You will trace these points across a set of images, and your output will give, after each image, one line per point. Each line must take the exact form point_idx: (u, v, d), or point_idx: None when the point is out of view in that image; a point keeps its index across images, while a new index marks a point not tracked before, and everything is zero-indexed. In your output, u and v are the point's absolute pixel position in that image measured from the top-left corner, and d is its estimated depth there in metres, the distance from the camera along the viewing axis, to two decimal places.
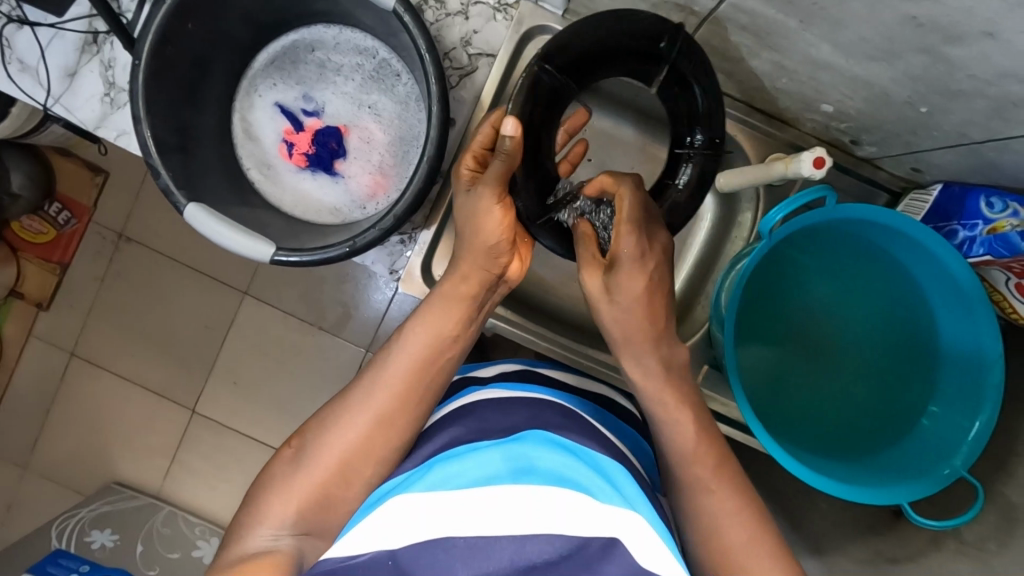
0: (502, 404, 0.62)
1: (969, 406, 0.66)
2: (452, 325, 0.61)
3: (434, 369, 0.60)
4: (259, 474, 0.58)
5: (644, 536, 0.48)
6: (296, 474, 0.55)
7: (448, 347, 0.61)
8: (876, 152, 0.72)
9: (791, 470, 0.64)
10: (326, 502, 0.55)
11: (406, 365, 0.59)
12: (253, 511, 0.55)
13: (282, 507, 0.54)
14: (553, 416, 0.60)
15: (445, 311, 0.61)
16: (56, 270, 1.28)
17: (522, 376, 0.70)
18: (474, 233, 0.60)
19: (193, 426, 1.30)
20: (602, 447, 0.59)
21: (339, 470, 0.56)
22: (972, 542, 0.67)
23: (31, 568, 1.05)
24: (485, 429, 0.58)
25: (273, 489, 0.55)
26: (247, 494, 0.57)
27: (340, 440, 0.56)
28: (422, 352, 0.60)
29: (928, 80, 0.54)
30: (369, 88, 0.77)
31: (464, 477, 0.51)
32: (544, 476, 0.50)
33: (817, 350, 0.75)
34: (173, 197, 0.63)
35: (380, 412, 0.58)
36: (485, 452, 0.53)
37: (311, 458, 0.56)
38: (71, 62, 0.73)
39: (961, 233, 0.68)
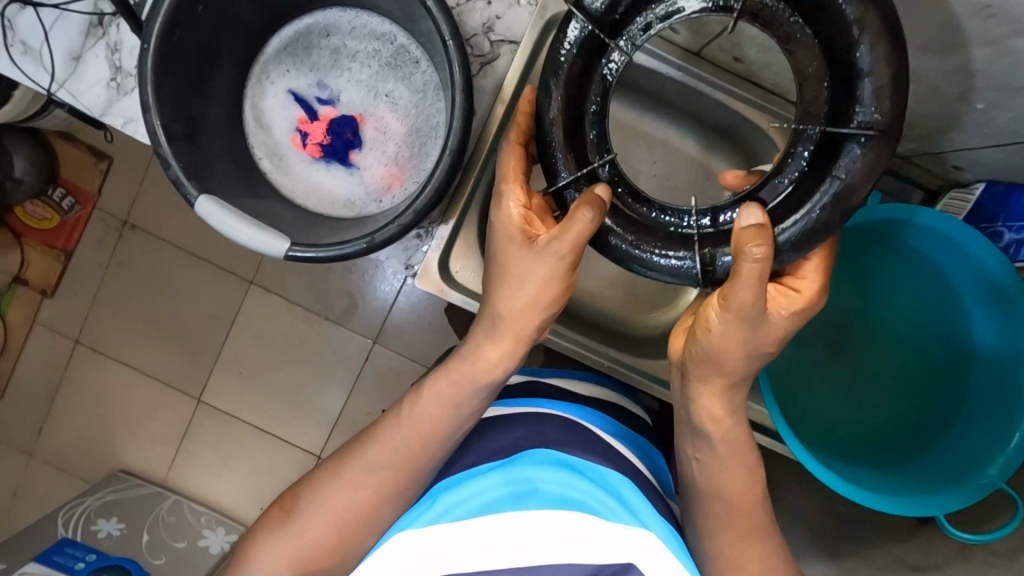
0: (503, 423, 0.62)
1: (1010, 412, 0.62)
2: (453, 393, 0.58)
3: (440, 440, 0.58)
4: (248, 529, 0.58)
5: (658, 559, 0.48)
6: (285, 539, 0.55)
7: (451, 415, 0.58)
8: (915, 149, 0.69)
9: (818, 477, 0.62)
10: (316, 572, 0.55)
11: (411, 440, 0.57)
12: (245, 564, 0.55)
13: (269, 572, 0.54)
14: (556, 431, 0.58)
15: (458, 385, 0.58)
16: (60, 256, 1.26)
17: (529, 387, 0.68)
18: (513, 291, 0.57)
19: (198, 415, 1.28)
20: (611, 462, 0.57)
21: (333, 538, 0.55)
22: (1005, 554, 0.65)
23: (37, 557, 1.04)
24: (489, 449, 0.58)
25: (262, 546, 0.55)
26: (239, 543, 0.58)
27: (326, 508, 0.55)
28: (431, 427, 0.58)
29: (989, 75, 0.52)
30: (385, 75, 0.74)
31: (466, 505, 0.51)
32: (544, 499, 0.50)
33: (845, 355, 0.73)
34: (182, 189, 0.60)
35: (379, 490, 0.56)
36: (485, 478, 0.53)
37: (299, 526, 0.55)
38: (75, 45, 0.70)
39: (1006, 236, 0.64)
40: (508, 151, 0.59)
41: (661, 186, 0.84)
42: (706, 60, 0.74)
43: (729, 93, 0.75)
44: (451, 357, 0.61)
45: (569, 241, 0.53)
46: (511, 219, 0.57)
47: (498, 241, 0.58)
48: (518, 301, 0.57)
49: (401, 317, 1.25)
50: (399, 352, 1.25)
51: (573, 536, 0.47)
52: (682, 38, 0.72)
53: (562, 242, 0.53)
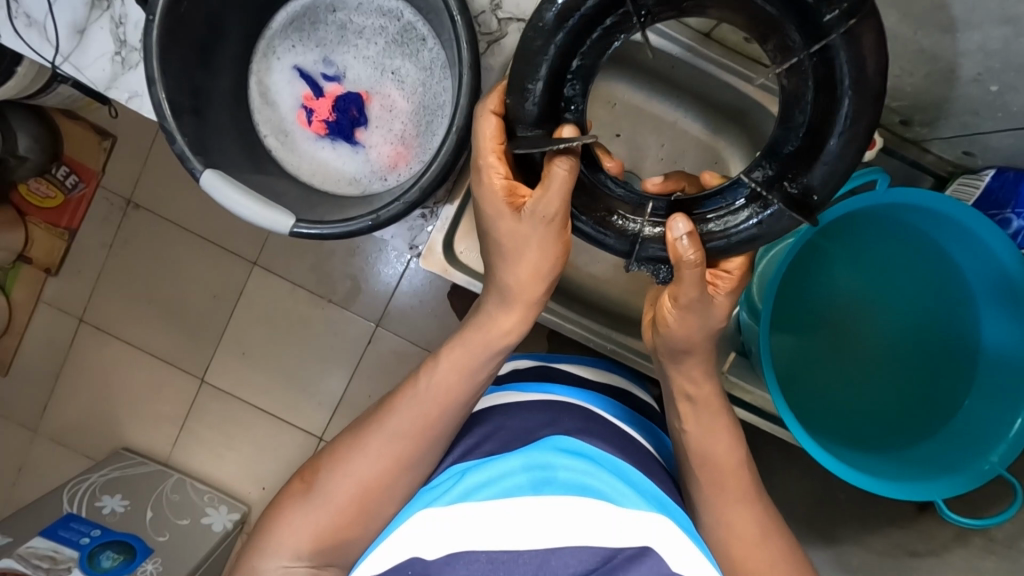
0: (519, 408, 0.61)
1: (1013, 398, 0.63)
2: (471, 360, 0.59)
3: (460, 406, 0.59)
4: (268, 505, 0.59)
5: (673, 544, 0.48)
6: (310, 507, 0.55)
7: (462, 384, 0.59)
8: (926, 134, 0.69)
9: (821, 463, 0.62)
10: (339, 540, 0.55)
11: (431, 407, 0.58)
12: (269, 532, 0.56)
13: (293, 538, 0.54)
14: (573, 419, 0.58)
15: (474, 351, 0.59)
16: (64, 235, 1.26)
17: (539, 371, 0.69)
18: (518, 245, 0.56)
19: (201, 395, 1.29)
20: (626, 451, 0.57)
21: (356, 505, 0.55)
22: (1003, 540, 0.65)
23: (43, 532, 1.06)
24: (509, 431, 0.58)
25: (285, 515, 0.56)
26: (261, 514, 0.58)
27: (346, 482, 0.56)
28: (449, 392, 0.58)
29: (1007, 55, 0.51)
30: (392, 52, 0.73)
31: (486, 489, 0.50)
32: (562, 488, 0.49)
33: (848, 341, 0.73)
34: (188, 163, 0.60)
35: (401, 458, 0.56)
36: (505, 461, 0.52)
37: (325, 493, 0.56)
38: (80, 18, 0.70)
39: (1015, 222, 0.64)
40: (485, 121, 0.54)
41: (667, 170, 0.83)
42: (716, 41, 0.74)
43: (738, 75, 0.74)
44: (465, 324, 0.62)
45: (558, 206, 0.52)
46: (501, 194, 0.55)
47: (485, 215, 0.57)
48: (523, 271, 0.57)
49: (403, 301, 1.25)
50: (401, 336, 1.25)
51: (591, 521, 0.47)
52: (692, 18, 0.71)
53: (548, 206, 0.52)
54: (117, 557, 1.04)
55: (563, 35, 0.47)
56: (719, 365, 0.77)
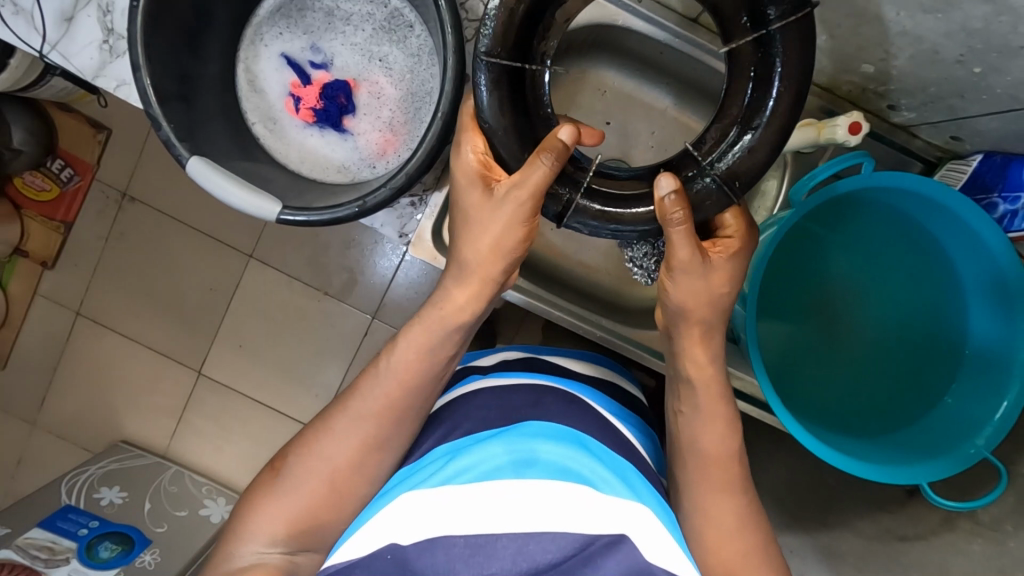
0: (502, 391, 0.62)
1: (999, 382, 0.63)
2: (434, 344, 0.59)
3: (419, 384, 0.59)
4: (245, 491, 0.59)
5: (647, 532, 0.48)
6: (285, 495, 0.55)
7: (417, 362, 0.58)
8: (914, 119, 0.69)
9: (808, 447, 0.62)
10: (313, 527, 0.55)
11: (391, 386, 0.58)
12: (241, 520, 0.56)
13: (265, 526, 0.54)
14: (555, 403, 0.59)
15: (432, 331, 0.58)
16: (60, 229, 1.26)
17: (521, 360, 0.69)
18: (481, 228, 0.56)
19: (199, 388, 1.30)
20: (610, 439, 0.57)
21: (331, 491, 0.56)
22: (988, 523, 0.66)
23: (41, 523, 1.06)
24: (489, 415, 0.58)
25: (259, 505, 0.56)
26: (236, 504, 0.58)
27: (323, 468, 0.56)
28: (409, 372, 0.58)
29: (990, 36, 0.51)
30: (380, 39, 0.73)
31: (468, 474, 0.50)
32: (544, 469, 0.50)
33: (837, 327, 0.73)
34: (175, 150, 0.60)
35: (368, 441, 0.57)
36: (487, 446, 0.52)
37: (296, 483, 0.56)
38: (67, 6, 0.69)
39: (1001, 207, 0.65)
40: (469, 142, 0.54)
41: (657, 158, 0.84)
42: (703, 27, 0.73)
43: (730, 62, 0.73)
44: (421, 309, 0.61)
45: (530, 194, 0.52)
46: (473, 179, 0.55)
47: (458, 189, 0.56)
48: (481, 248, 0.57)
49: (399, 293, 1.25)
50: (397, 328, 1.25)
51: (571, 505, 0.47)
52: (680, 3, 0.70)
53: (520, 190, 0.52)
54: (114, 548, 1.05)
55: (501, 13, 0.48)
56: None
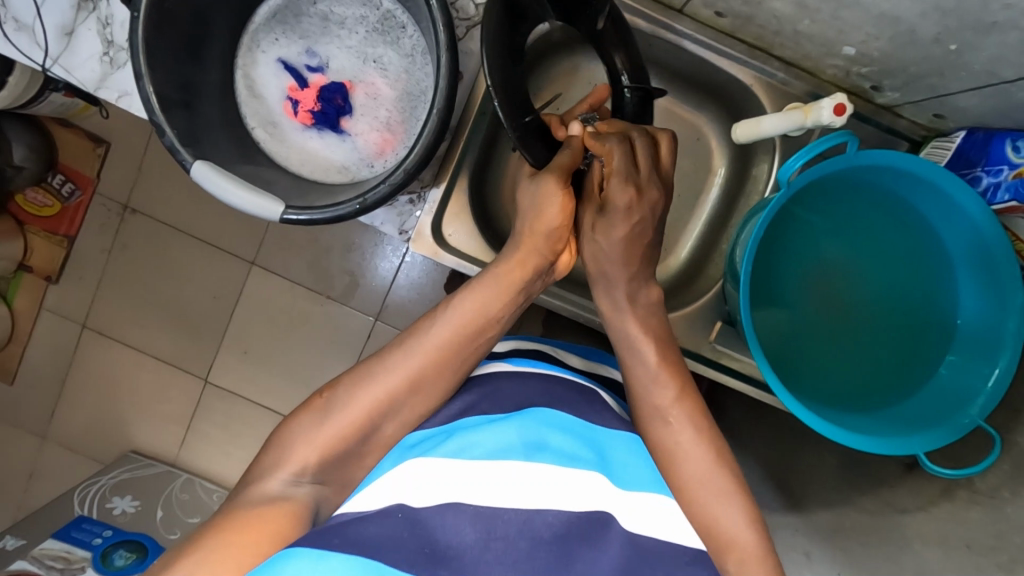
0: (513, 375, 0.61)
1: (990, 354, 0.65)
2: (497, 305, 0.61)
3: (474, 342, 0.60)
4: (285, 417, 0.57)
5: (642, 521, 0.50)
6: (324, 422, 0.55)
7: (490, 326, 0.61)
8: (898, 98, 0.70)
9: (805, 421, 0.63)
10: (340, 458, 0.55)
11: (447, 332, 0.59)
12: (282, 443, 0.55)
13: (303, 453, 0.54)
14: (566, 391, 0.59)
15: (495, 287, 0.61)
16: (63, 243, 1.28)
17: (534, 352, 0.70)
18: (538, 217, 0.63)
19: (206, 395, 1.31)
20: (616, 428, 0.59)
21: (365, 424, 0.56)
22: (986, 491, 0.67)
23: (56, 534, 1.08)
24: (500, 398, 0.57)
25: (297, 431, 0.55)
26: (276, 429, 0.57)
27: (368, 398, 0.56)
28: (465, 324, 0.60)
29: (963, 14, 0.52)
30: (374, 41, 0.75)
31: (478, 448, 0.50)
32: (555, 454, 0.50)
33: (832, 305, 0.74)
34: (179, 156, 0.61)
35: (416, 377, 0.57)
36: (502, 426, 0.51)
37: (337, 412, 0.55)
38: (68, 21, 0.71)
39: (985, 180, 0.65)
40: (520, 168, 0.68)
41: None
42: (689, 18, 0.74)
43: (714, 50, 0.74)
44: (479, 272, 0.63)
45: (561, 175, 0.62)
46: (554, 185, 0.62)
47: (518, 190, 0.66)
48: (535, 225, 0.63)
49: (401, 294, 1.28)
50: (399, 329, 1.28)
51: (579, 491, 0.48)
52: None
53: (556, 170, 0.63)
54: (129, 556, 1.05)
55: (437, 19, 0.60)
56: (706, 337, 0.80)
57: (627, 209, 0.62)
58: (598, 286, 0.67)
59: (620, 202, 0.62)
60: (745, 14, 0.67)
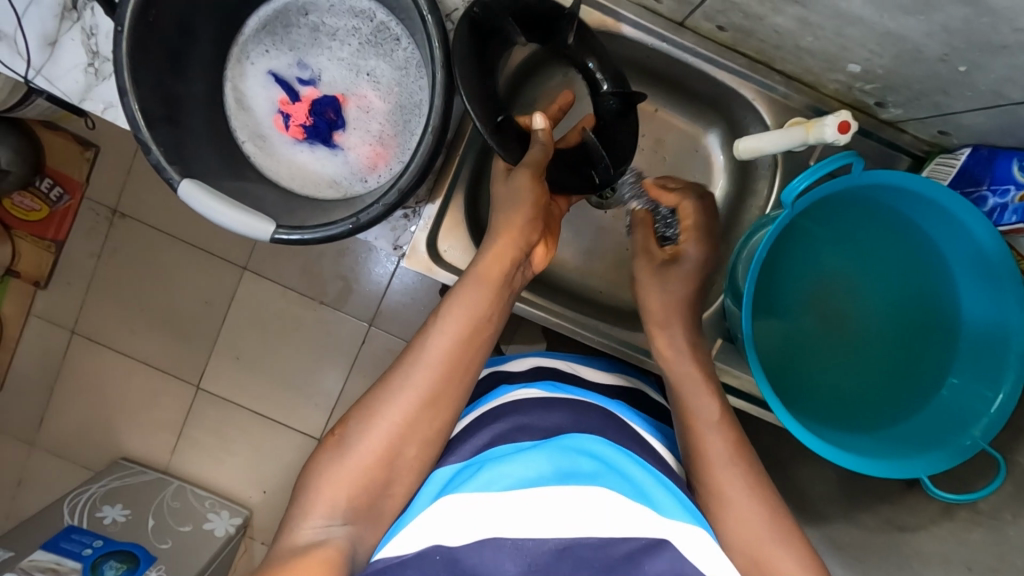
0: (541, 404, 0.59)
1: (993, 373, 0.65)
2: (483, 305, 0.57)
3: (468, 345, 0.56)
4: (303, 466, 0.55)
5: (692, 546, 0.45)
6: (343, 463, 0.52)
7: (480, 328, 0.57)
8: (900, 114, 0.69)
9: (810, 446, 0.62)
10: (371, 492, 0.52)
11: (444, 345, 0.56)
12: (306, 491, 0.52)
13: (329, 498, 0.51)
14: (595, 418, 0.58)
15: (481, 289, 0.58)
16: (51, 247, 1.25)
17: (558, 374, 0.68)
18: (510, 209, 0.61)
19: (198, 402, 1.29)
20: (649, 455, 0.56)
21: (385, 455, 0.52)
22: (989, 512, 0.66)
23: (44, 545, 1.06)
24: (528, 425, 0.55)
25: (319, 477, 0.52)
26: (296, 478, 0.54)
27: (381, 428, 0.53)
28: (460, 331, 0.56)
29: (971, 35, 0.51)
30: (366, 53, 0.73)
31: (508, 478, 0.47)
32: (587, 479, 0.48)
33: (833, 319, 0.73)
34: (165, 174, 0.59)
35: (425, 393, 0.54)
36: (531, 455, 0.49)
37: (354, 445, 0.53)
38: (50, 30, 0.69)
39: (991, 200, 0.64)
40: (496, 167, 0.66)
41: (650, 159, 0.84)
42: (690, 30, 0.72)
43: (714, 63, 0.73)
44: (460, 276, 0.59)
45: (534, 167, 0.61)
46: (527, 181, 0.61)
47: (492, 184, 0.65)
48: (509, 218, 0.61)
49: (395, 299, 1.26)
50: (395, 335, 1.26)
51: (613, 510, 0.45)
52: (664, 7, 0.69)
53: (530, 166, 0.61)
54: (119, 567, 1.05)
55: (433, 31, 0.58)
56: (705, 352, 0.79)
57: (698, 263, 0.65)
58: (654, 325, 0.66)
59: (693, 256, 0.65)
60: (747, 29, 0.66)
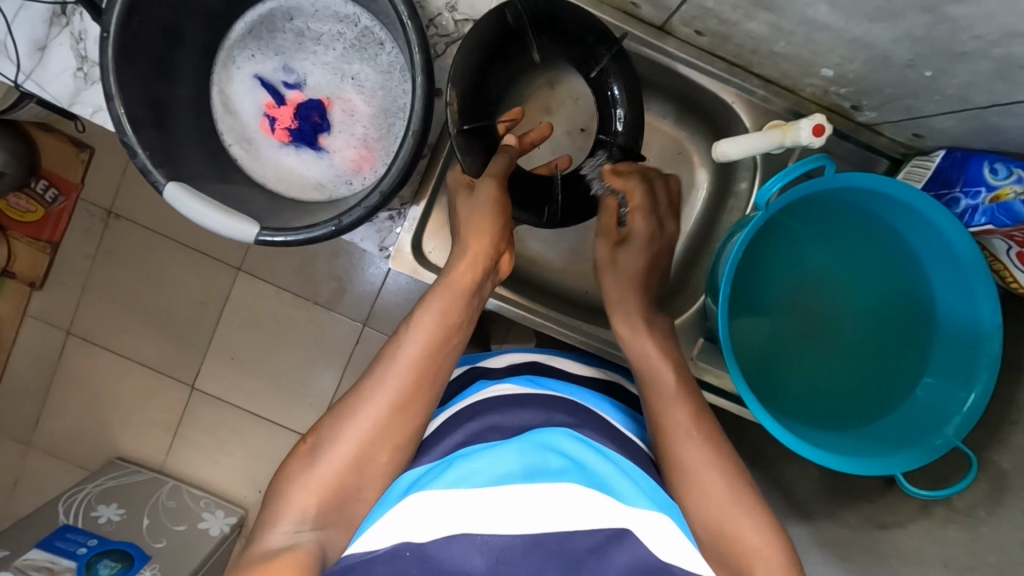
0: (515, 403, 0.60)
1: (964, 375, 0.65)
2: (455, 312, 0.60)
3: (442, 353, 0.58)
4: (276, 473, 0.55)
5: (660, 536, 0.47)
6: (314, 470, 0.52)
7: (453, 334, 0.59)
8: (876, 117, 0.70)
9: (784, 443, 0.63)
10: (342, 495, 0.52)
11: (415, 352, 0.57)
12: (277, 497, 0.52)
13: (299, 503, 0.51)
14: (566, 414, 0.58)
15: (451, 297, 0.60)
16: (46, 249, 1.26)
17: (534, 369, 0.69)
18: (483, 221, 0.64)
19: (193, 401, 1.30)
20: (620, 446, 0.57)
21: (355, 460, 0.53)
22: (963, 509, 0.67)
23: (39, 544, 1.07)
24: (500, 425, 0.56)
25: (290, 483, 0.52)
26: (270, 485, 0.55)
27: (352, 432, 0.53)
28: (430, 339, 0.57)
29: (934, 42, 0.52)
30: (351, 57, 0.74)
31: (479, 476, 0.49)
32: (555, 475, 0.49)
33: (809, 320, 0.75)
34: (151, 176, 0.60)
35: (396, 398, 0.55)
36: (501, 451, 0.51)
37: (325, 452, 0.53)
38: (40, 35, 0.70)
39: (963, 202, 0.65)
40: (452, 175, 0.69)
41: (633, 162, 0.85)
42: (670, 34, 0.73)
43: (694, 67, 0.74)
44: (431, 285, 0.62)
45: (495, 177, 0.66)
46: (492, 189, 0.65)
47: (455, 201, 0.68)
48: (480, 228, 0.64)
49: (389, 300, 1.27)
50: (388, 335, 1.27)
51: (579, 507, 0.47)
52: (644, 12, 0.70)
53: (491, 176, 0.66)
54: (113, 565, 1.06)
55: (415, 35, 0.59)
56: (688, 352, 0.80)
57: (646, 242, 0.68)
58: (613, 306, 0.68)
59: (642, 233, 0.68)
60: (723, 34, 0.67)
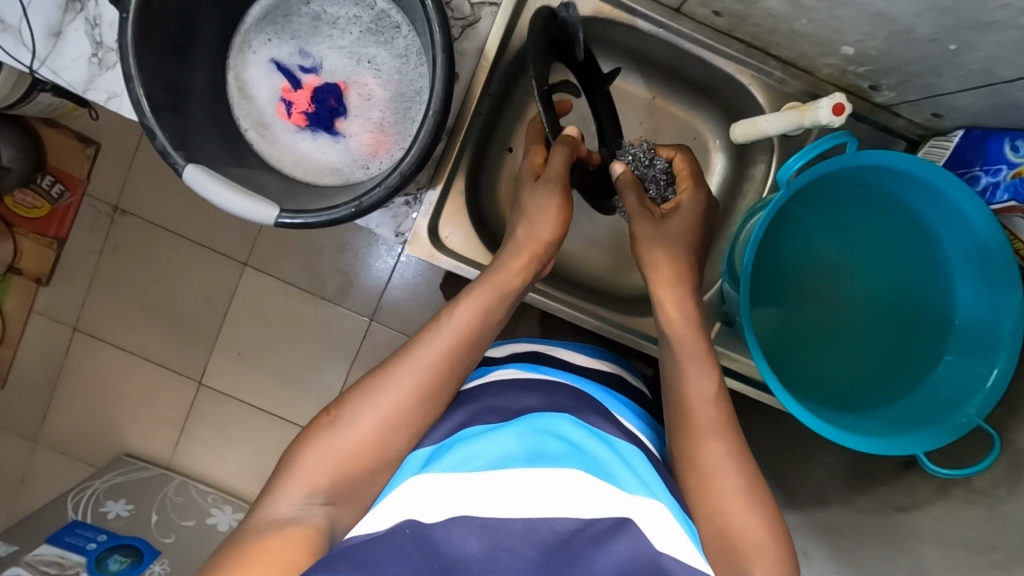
0: (517, 386, 0.59)
1: (987, 353, 0.66)
2: (498, 312, 0.60)
3: (474, 348, 0.58)
4: (293, 438, 0.55)
5: (658, 524, 0.46)
6: (335, 441, 0.53)
7: (485, 331, 0.59)
8: (894, 98, 0.70)
9: (808, 425, 0.63)
10: (354, 475, 0.52)
11: (450, 341, 0.57)
12: (291, 464, 0.53)
13: (314, 475, 0.52)
14: (565, 399, 0.58)
15: (494, 293, 0.60)
16: (53, 245, 1.26)
17: (536, 358, 0.69)
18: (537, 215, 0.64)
19: (199, 398, 1.30)
20: (620, 431, 0.57)
21: (374, 441, 0.53)
22: (983, 489, 0.67)
23: (48, 540, 1.06)
24: (499, 407, 0.56)
25: (307, 453, 0.53)
26: (286, 449, 0.54)
27: (376, 412, 0.54)
28: (467, 331, 0.58)
29: (959, 12, 0.52)
30: (366, 41, 0.74)
31: (476, 461, 0.48)
32: (556, 459, 0.48)
33: (826, 304, 0.74)
34: (170, 159, 0.61)
35: (424, 387, 0.55)
36: (500, 437, 0.50)
37: (349, 428, 0.53)
38: (54, 20, 0.70)
39: (983, 179, 0.65)
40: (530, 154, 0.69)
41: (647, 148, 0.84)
42: (686, 17, 0.73)
43: (713, 49, 0.74)
44: (477, 278, 0.62)
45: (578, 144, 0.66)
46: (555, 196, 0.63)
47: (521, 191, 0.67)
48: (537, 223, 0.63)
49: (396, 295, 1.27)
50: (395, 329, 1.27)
51: (582, 492, 0.46)
52: None
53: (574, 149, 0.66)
54: (124, 560, 1.05)
55: (434, 14, 0.59)
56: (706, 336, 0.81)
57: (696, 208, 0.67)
58: (656, 278, 0.63)
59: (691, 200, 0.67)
60: (741, 13, 0.67)
